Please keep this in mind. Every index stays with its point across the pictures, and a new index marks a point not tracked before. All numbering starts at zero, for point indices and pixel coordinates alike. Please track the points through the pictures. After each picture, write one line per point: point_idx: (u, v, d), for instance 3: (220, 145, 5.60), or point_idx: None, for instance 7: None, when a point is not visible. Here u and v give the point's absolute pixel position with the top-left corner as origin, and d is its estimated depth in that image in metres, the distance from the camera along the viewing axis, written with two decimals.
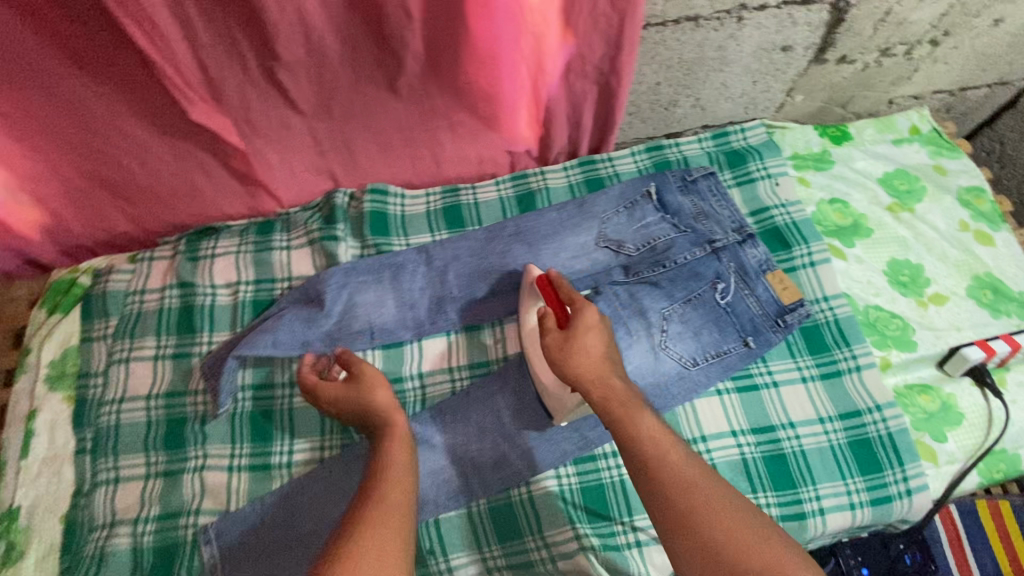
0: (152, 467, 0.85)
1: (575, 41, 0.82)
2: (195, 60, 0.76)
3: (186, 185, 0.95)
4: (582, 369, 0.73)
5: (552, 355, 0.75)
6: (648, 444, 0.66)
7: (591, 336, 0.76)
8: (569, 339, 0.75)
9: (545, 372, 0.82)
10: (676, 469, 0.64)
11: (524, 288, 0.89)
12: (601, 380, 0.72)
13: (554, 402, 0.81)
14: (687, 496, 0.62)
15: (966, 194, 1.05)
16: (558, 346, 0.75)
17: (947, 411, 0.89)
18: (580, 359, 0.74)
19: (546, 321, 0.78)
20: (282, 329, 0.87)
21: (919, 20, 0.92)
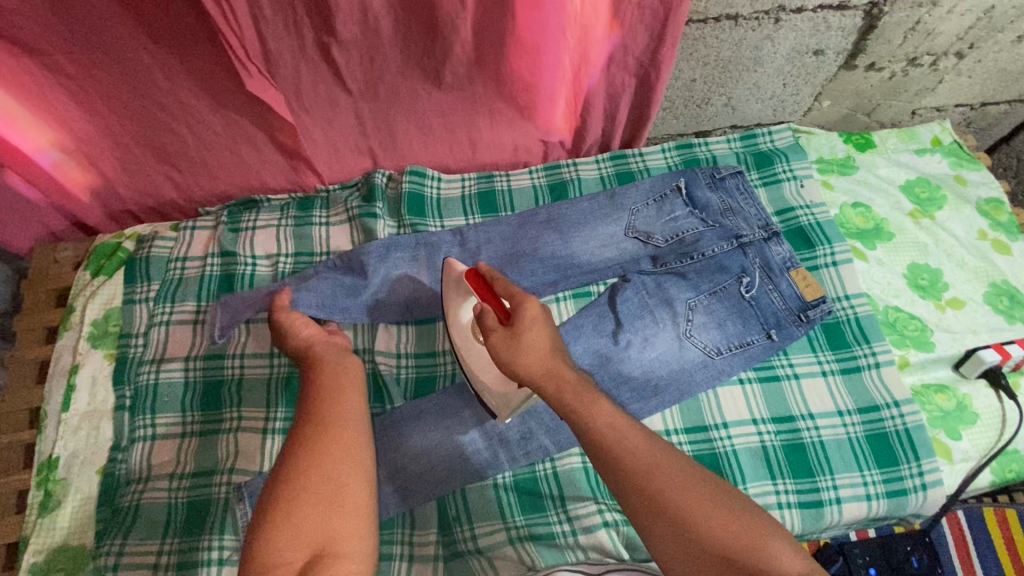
0: (188, 425, 0.88)
1: (621, 33, 0.86)
2: (257, 35, 0.79)
3: (233, 156, 0.99)
4: (531, 365, 0.68)
5: (499, 355, 0.71)
6: (608, 433, 0.62)
7: (534, 330, 0.71)
8: (514, 336, 0.70)
9: (483, 371, 0.81)
10: (635, 449, 0.60)
11: (449, 283, 0.85)
12: (550, 374, 0.68)
13: (498, 398, 0.79)
14: (652, 480, 0.58)
15: (985, 205, 1.08)
16: (504, 344, 0.70)
17: (962, 411, 0.91)
18: (527, 355, 0.69)
19: (486, 319, 0.73)
20: (322, 289, 0.90)
21: (947, 32, 0.95)
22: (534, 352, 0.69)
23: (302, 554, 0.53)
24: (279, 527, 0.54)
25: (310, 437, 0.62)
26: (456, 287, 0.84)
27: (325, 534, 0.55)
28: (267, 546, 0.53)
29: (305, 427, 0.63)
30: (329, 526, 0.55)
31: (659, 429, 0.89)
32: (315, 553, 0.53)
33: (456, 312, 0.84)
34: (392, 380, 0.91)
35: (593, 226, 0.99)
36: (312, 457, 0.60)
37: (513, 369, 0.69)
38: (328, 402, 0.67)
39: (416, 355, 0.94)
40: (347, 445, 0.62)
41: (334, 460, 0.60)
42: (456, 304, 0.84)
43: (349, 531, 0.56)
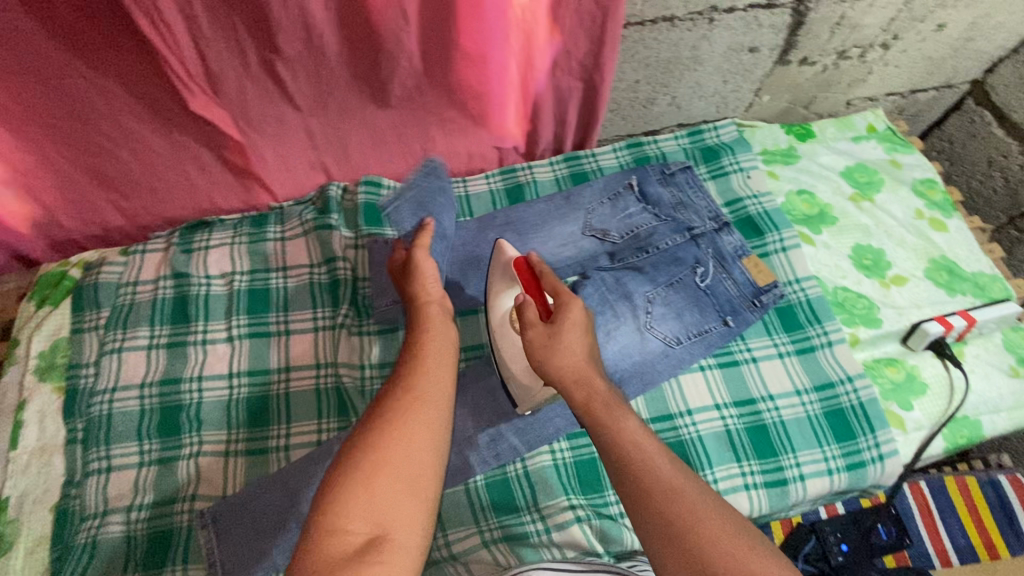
0: (145, 455, 0.84)
1: (562, 38, 0.87)
2: (197, 53, 0.79)
3: (181, 179, 0.97)
4: (563, 367, 0.70)
5: (534, 350, 0.72)
6: (632, 445, 0.61)
7: (575, 332, 0.72)
8: (553, 335, 0.71)
9: (513, 362, 0.82)
10: (657, 470, 0.58)
11: (497, 269, 0.86)
12: (580, 381, 0.69)
13: (522, 391, 0.81)
14: (671, 503, 0.56)
15: (920, 186, 1.14)
16: (541, 341, 0.72)
17: (912, 382, 0.95)
18: (563, 356, 0.70)
19: (527, 312, 0.74)
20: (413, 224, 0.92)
21: (871, 24, 1.01)
22: (570, 356, 0.70)
23: (359, 530, 0.50)
24: (351, 501, 0.51)
25: (399, 405, 0.58)
26: (502, 273, 0.85)
27: (389, 512, 0.51)
28: (334, 514, 0.50)
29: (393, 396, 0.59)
30: (394, 508, 0.52)
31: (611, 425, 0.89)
32: (377, 533, 0.50)
33: (499, 298, 0.84)
34: (356, 392, 0.87)
35: (549, 226, 1.01)
36: (397, 428, 0.56)
37: (544, 367, 0.71)
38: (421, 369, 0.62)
39: (380, 364, 0.89)
40: (432, 426, 0.57)
41: (419, 437, 0.56)
42: (500, 290, 0.85)
43: (413, 516, 0.52)
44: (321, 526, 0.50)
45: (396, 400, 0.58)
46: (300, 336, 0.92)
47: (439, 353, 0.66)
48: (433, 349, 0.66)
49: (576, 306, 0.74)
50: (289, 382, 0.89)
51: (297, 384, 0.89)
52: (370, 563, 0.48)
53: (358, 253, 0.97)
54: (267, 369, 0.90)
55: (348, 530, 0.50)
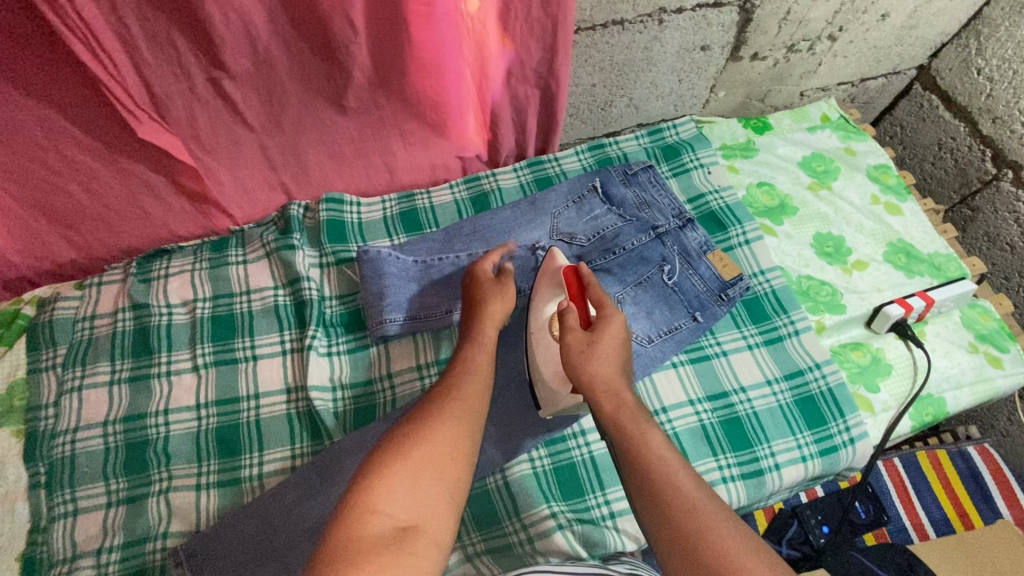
0: (113, 495, 0.82)
1: (513, 46, 0.87)
2: (141, 79, 0.77)
3: (135, 207, 0.94)
4: (597, 374, 0.72)
5: (571, 352, 0.75)
6: (654, 461, 0.63)
7: (612, 345, 0.75)
8: (592, 343, 0.74)
9: (544, 365, 0.83)
10: (681, 489, 0.61)
11: (545, 274, 0.88)
12: (610, 393, 0.71)
13: (547, 394, 0.82)
14: (689, 521, 0.58)
15: (875, 172, 1.17)
16: (581, 347, 0.74)
17: (877, 364, 0.97)
18: (598, 365, 0.72)
19: (569, 318, 0.77)
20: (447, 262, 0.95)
21: (816, 18, 1.03)
22: (604, 366, 0.73)
23: (392, 518, 0.49)
24: (386, 486, 0.50)
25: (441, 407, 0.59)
26: (550, 280, 0.88)
27: (424, 506, 0.51)
28: (369, 496, 0.50)
29: (432, 402, 0.60)
30: (425, 502, 0.51)
31: (581, 426, 0.89)
32: (411, 523, 0.49)
33: (542, 302, 0.87)
34: (328, 414, 0.86)
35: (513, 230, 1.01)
36: (438, 426, 0.56)
37: (578, 371, 0.73)
38: (463, 383, 0.64)
39: (351, 385, 0.89)
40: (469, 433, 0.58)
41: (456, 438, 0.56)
42: (545, 295, 0.87)
43: (442, 516, 0.51)
44: (358, 504, 0.49)
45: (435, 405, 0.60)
46: (267, 360, 0.90)
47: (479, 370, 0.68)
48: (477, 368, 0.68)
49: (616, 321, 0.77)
50: (259, 410, 0.87)
51: (267, 410, 0.87)
52: (401, 552, 0.47)
53: (323, 273, 0.98)
54: (236, 397, 0.88)
55: (381, 512, 0.49)
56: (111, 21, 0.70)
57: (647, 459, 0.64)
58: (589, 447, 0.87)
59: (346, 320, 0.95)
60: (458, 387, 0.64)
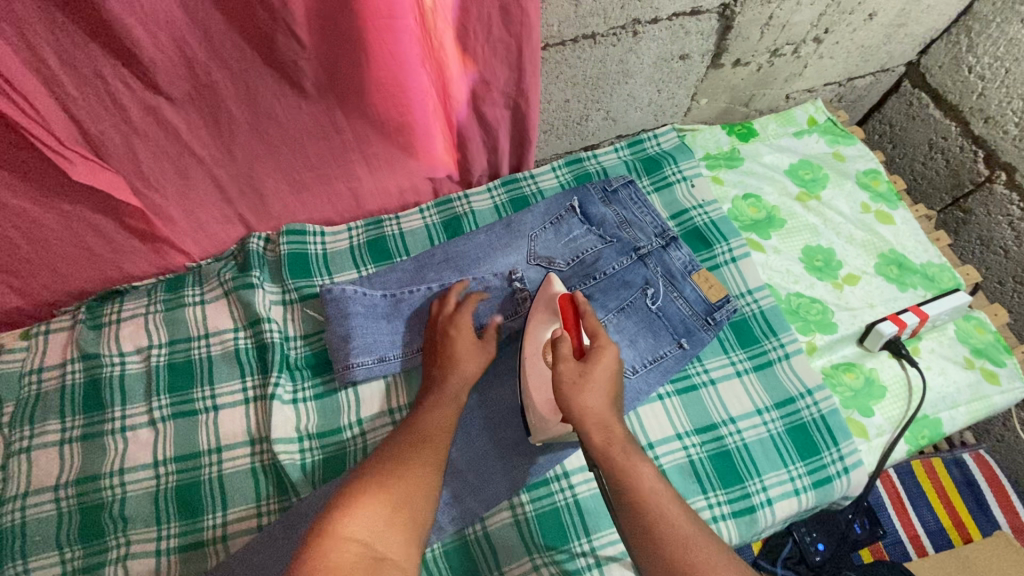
0: (67, 564, 0.77)
1: (476, 68, 0.81)
2: (68, 116, 0.70)
3: (79, 251, 0.87)
4: (587, 405, 0.68)
5: (562, 383, 0.70)
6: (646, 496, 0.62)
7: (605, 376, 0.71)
8: (584, 374, 0.70)
9: (536, 391, 0.78)
10: (673, 524, 0.60)
11: (541, 300, 0.83)
12: (601, 425, 0.67)
13: (538, 421, 0.78)
14: (682, 555, 0.58)
15: (864, 177, 1.12)
16: (573, 376, 0.70)
17: (871, 386, 0.93)
18: (590, 396, 0.68)
19: (563, 347, 0.73)
20: (418, 296, 0.90)
21: (801, 22, 0.97)
22: (595, 398, 0.69)
23: (360, 551, 0.54)
24: (354, 519, 0.56)
25: (398, 456, 0.67)
26: (546, 306, 0.82)
27: (386, 540, 0.56)
28: (341, 526, 0.55)
29: (391, 451, 0.68)
30: (392, 536, 0.57)
31: (564, 467, 0.84)
32: (377, 554, 0.54)
33: (536, 328, 0.81)
34: (295, 468, 0.81)
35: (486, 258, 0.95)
36: (398, 471, 0.64)
37: (567, 404, 0.69)
38: (419, 430, 0.72)
39: (319, 435, 0.84)
40: (428, 482, 0.65)
41: (415, 484, 0.64)
42: (539, 319, 0.82)
43: (403, 547, 0.57)
44: (331, 531, 0.55)
45: (400, 454, 0.67)
46: (229, 410, 0.85)
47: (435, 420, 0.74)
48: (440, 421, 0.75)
49: (607, 352, 0.73)
50: (221, 464, 0.82)
51: (229, 463, 0.82)
52: None
53: (286, 311, 0.93)
54: (196, 452, 0.82)
55: (352, 539, 0.54)
56: (26, 59, 0.63)
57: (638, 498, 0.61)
58: (573, 490, 0.82)
59: (312, 361, 0.90)
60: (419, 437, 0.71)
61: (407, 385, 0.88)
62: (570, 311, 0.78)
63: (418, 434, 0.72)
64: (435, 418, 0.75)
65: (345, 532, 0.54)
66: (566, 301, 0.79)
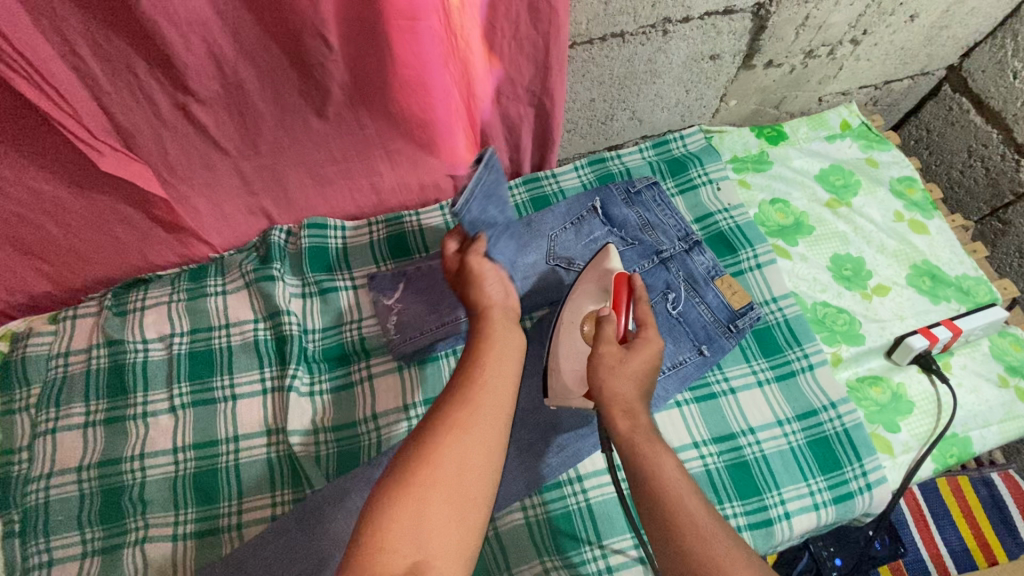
0: (88, 544, 0.79)
1: (502, 65, 0.80)
2: (101, 109, 0.71)
3: (107, 238, 0.89)
4: (621, 391, 0.66)
5: (598, 364, 0.68)
6: (666, 484, 0.59)
7: (644, 367, 0.68)
8: (623, 363, 0.68)
9: (565, 361, 0.79)
10: (692, 514, 0.56)
11: (592, 273, 0.82)
12: (627, 413, 0.65)
13: (561, 388, 0.79)
14: (701, 546, 0.54)
15: (899, 185, 1.08)
16: (614, 360, 0.68)
17: (898, 401, 0.90)
18: (624, 384, 0.67)
19: (606, 329, 0.71)
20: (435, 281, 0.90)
21: (838, 23, 0.94)
22: (627, 387, 0.67)
23: (401, 559, 0.46)
24: (392, 523, 0.47)
25: (451, 421, 0.54)
26: (595, 281, 0.81)
27: (433, 541, 0.48)
28: (376, 532, 0.47)
29: (444, 409, 0.55)
30: (442, 534, 0.48)
31: (578, 471, 0.83)
32: (421, 559, 0.47)
33: (581, 300, 0.81)
34: (310, 460, 0.82)
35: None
36: (449, 445, 0.52)
37: (599, 384, 0.67)
38: (476, 379, 0.59)
39: (334, 427, 0.85)
40: (486, 456, 0.53)
41: (472, 471, 0.52)
42: (587, 291, 0.81)
43: (455, 542, 0.49)
44: (366, 539, 0.47)
45: (443, 410, 0.55)
46: (247, 400, 0.86)
47: (491, 368, 0.60)
48: (490, 365, 0.61)
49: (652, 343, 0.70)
50: (238, 453, 0.83)
51: (246, 453, 0.83)
52: None
53: (305, 303, 0.94)
54: (214, 440, 0.84)
55: (390, 549, 0.46)
56: (61, 52, 0.64)
57: (659, 493, 0.58)
58: (586, 494, 0.82)
59: (330, 354, 0.90)
60: (473, 386, 0.58)
61: (422, 378, 0.88)
62: (623, 288, 0.76)
63: (475, 380, 0.59)
64: (479, 364, 0.60)
65: (379, 542, 0.46)
66: (622, 279, 0.77)
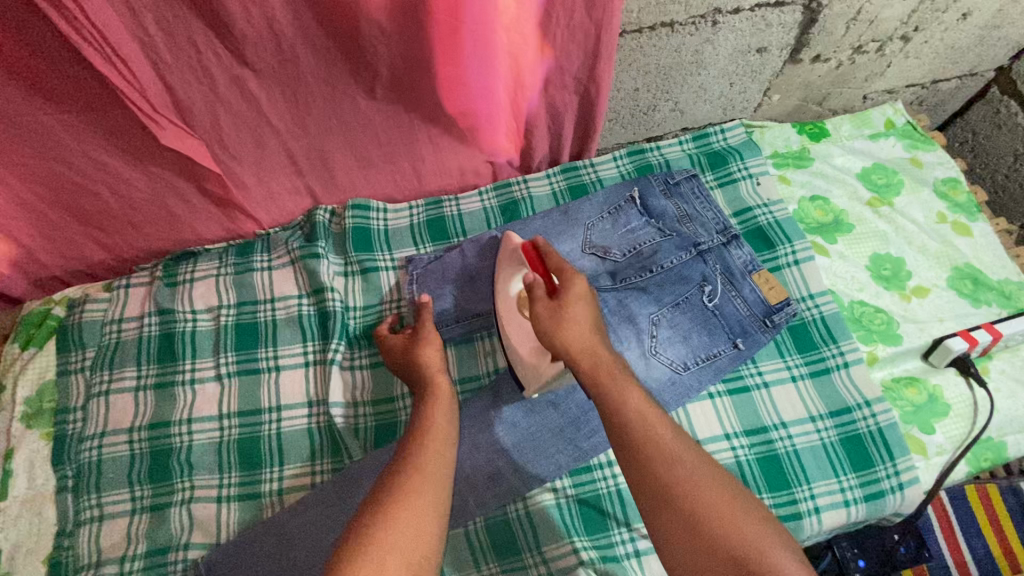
0: (137, 501, 0.82)
1: (553, 55, 0.81)
2: (161, 83, 0.73)
3: (161, 210, 0.92)
4: (570, 340, 0.70)
5: (542, 323, 0.72)
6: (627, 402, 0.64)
7: (580, 306, 0.73)
8: (561, 308, 0.72)
9: (522, 343, 0.81)
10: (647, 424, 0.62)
11: (503, 253, 0.85)
12: (587, 352, 0.69)
13: (528, 370, 0.80)
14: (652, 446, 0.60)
15: (943, 186, 1.07)
16: (549, 313, 0.72)
17: (934, 403, 0.90)
18: (570, 330, 0.71)
19: (537, 292, 0.74)
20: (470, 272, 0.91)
21: (890, 18, 0.93)
22: (576, 329, 0.71)
23: None
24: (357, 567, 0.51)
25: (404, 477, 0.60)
26: (509, 259, 0.84)
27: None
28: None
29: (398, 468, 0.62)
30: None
31: (609, 457, 0.85)
32: None
33: (505, 284, 0.84)
34: (350, 433, 0.85)
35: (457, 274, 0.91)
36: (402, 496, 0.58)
37: (552, 341, 0.71)
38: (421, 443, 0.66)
39: (373, 402, 0.87)
40: (435, 505, 0.59)
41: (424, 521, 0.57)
42: (508, 273, 0.84)
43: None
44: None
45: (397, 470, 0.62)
46: (290, 372, 0.89)
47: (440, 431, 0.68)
48: (433, 429, 0.68)
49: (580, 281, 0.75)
50: (280, 423, 0.86)
51: (288, 424, 0.86)
52: None
53: (348, 282, 0.96)
54: (258, 409, 0.87)
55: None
56: (132, 26, 0.66)
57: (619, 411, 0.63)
58: (616, 480, 0.84)
59: (369, 331, 0.93)
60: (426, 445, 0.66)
61: (456, 361, 0.91)
62: (531, 253, 0.80)
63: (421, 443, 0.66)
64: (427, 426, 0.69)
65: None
66: (527, 248, 0.81)
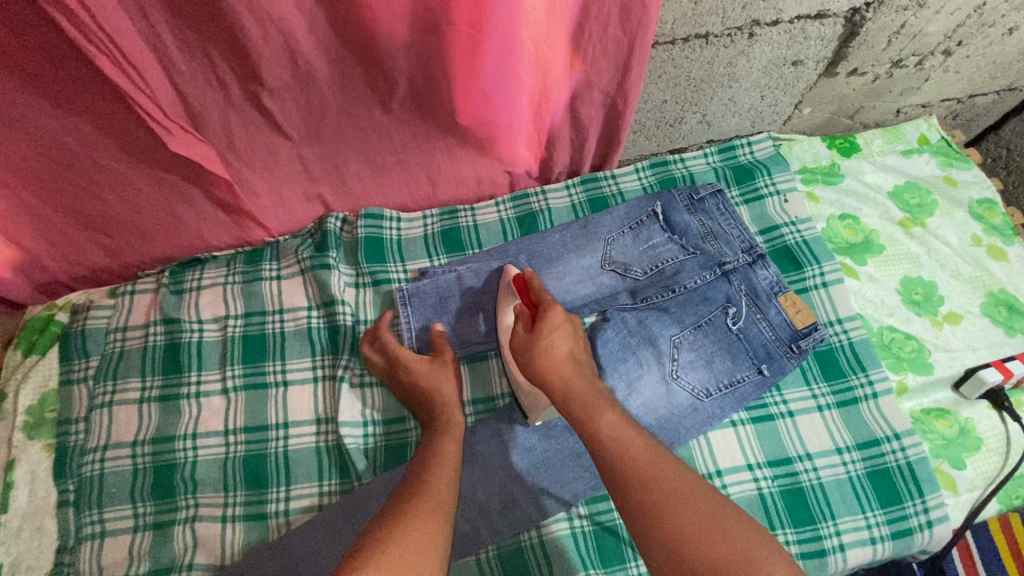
0: (140, 518, 0.80)
1: (583, 69, 0.78)
2: (172, 89, 0.70)
3: (168, 217, 0.89)
4: (542, 368, 0.74)
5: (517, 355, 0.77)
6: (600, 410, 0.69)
7: (556, 337, 0.76)
8: (534, 341, 0.75)
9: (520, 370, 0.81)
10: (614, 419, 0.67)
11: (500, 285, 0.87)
12: (562, 381, 0.72)
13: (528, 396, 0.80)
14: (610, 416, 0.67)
15: (978, 207, 1.03)
16: (523, 347, 0.76)
17: (965, 437, 0.86)
18: (543, 360, 0.74)
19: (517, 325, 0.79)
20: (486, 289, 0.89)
21: (934, 32, 0.88)
22: (549, 359, 0.74)
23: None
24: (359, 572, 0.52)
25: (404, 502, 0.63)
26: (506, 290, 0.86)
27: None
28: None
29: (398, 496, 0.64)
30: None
31: None
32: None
33: (503, 313, 0.85)
34: (359, 453, 0.82)
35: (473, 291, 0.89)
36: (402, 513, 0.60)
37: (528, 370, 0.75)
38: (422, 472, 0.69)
39: (383, 421, 0.85)
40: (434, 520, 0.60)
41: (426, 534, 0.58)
42: (501, 305, 0.86)
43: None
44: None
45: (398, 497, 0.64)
46: (298, 387, 0.87)
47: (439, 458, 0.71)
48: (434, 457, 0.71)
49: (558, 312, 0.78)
50: (287, 440, 0.84)
51: (296, 441, 0.84)
52: None
53: (359, 293, 0.93)
54: (264, 425, 0.84)
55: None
56: (142, 31, 0.63)
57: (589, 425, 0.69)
58: None
59: None
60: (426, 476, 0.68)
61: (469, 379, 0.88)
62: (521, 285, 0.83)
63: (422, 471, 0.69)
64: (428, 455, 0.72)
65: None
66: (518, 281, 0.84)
